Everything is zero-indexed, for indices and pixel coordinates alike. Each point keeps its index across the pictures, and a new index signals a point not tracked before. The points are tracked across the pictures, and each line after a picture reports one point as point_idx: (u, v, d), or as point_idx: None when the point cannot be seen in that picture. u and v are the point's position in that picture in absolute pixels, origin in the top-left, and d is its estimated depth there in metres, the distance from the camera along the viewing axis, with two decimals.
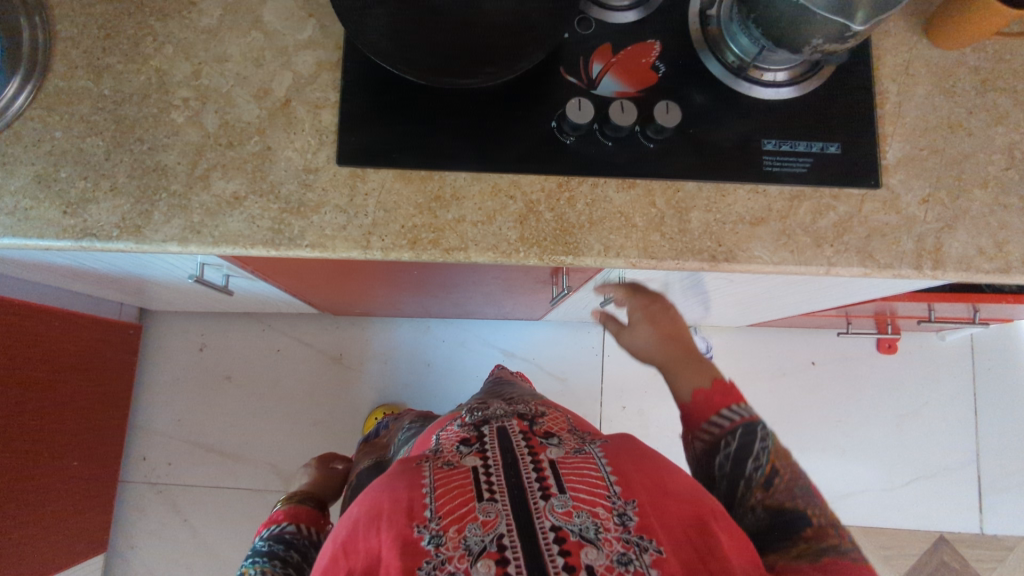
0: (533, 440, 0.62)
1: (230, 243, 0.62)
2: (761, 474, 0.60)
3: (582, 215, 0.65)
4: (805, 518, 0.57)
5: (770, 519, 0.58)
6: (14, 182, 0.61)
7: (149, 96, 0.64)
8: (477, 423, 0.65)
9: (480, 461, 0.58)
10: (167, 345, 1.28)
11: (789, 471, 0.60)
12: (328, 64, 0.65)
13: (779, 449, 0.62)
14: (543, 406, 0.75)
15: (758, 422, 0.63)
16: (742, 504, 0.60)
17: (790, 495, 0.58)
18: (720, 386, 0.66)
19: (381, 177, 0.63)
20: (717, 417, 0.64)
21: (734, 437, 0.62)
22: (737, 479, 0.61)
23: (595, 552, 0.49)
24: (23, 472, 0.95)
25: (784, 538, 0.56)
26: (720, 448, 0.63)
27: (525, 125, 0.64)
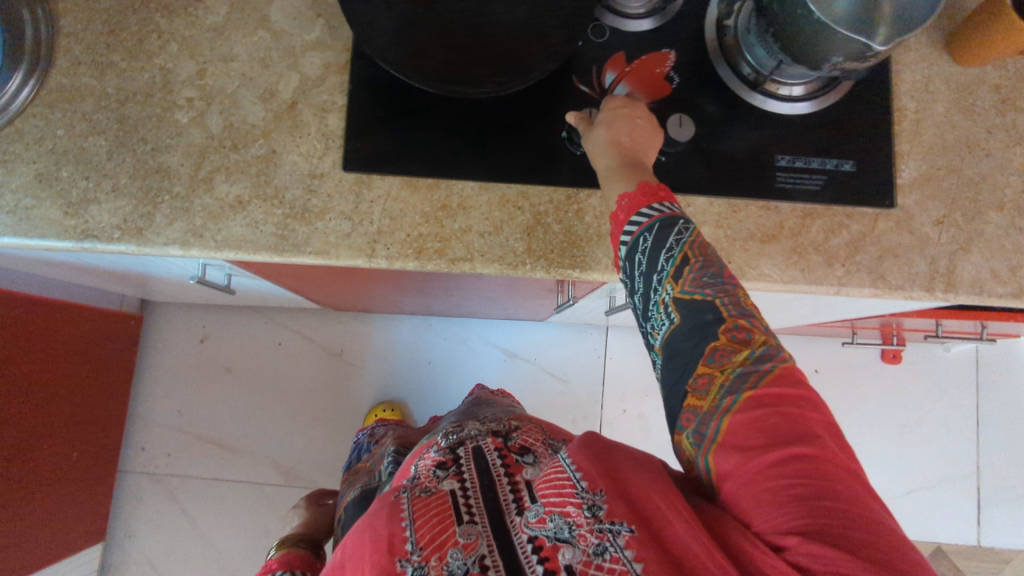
0: (509, 457, 0.63)
1: (233, 248, 0.61)
2: (674, 270, 0.53)
3: (591, 228, 0.64)
4: (719, 323, 0.51)
5: (684, 321, 0.52)
6: (14, 180, 0.60)
7: (153, 95, 0.63)
8: (453, 445, 0.66)
9: (457, 484, 0.58)
10: (167, 336, 1.27)
11: (705, 259, 0.53)
12: (335, 66, 0.64)
13: (699, 241, 0.54)
14: (517, 421, 0.75)
15: (679, 218, 0.55)
16: (655, 300, 0.54)
17: (701, 287, 0.52)
18: (645, 185, 0.56)
19: (387, 184, 0.62)
20: (637, 215, 0.55)
21: (652, 234, 0.54)
22: (650, 279, 0.55)
23: (571, 551, 0.49)
24: (23, 461, 0.95)
25: (697, 353, 0.50)
26: (636, 247, 0.55)
27: (532, 135, 0.63)
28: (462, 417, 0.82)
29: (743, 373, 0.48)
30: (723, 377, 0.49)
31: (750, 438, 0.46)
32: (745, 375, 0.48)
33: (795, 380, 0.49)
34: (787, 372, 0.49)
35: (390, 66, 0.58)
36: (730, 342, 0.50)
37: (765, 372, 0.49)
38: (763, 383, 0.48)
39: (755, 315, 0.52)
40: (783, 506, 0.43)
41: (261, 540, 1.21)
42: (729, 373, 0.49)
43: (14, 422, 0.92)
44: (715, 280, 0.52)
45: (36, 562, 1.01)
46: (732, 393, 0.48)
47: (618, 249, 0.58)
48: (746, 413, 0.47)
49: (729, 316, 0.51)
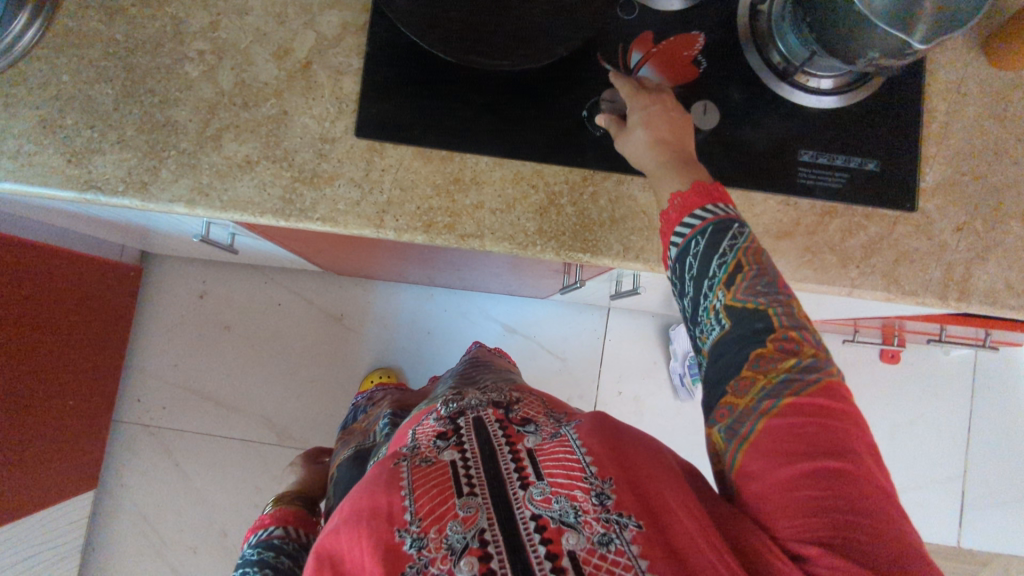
0: (510, 429, 0.62)
1: (239, 209, 0.59)
2: (726, 276, 0.53)
3: (605, 212, 0.62)
4: (768, 329, 0.51)
5: (734, 326, 0.52)
6: (17, 124, 0.59)
7: (162, 45, 0.61)
8: (453, 416, 0.64)
9: (457, 455, 0.58)
10: (166, 289, 1.26)
11: (758, 267, 0.53)
12: (353, 27, 0.62)
13: (754, 246, 0.54)
14: (518, 393, 0.75)
15: (734, 221, 0.54)
16: (705, 305, 0.54)
17: (753, 295, 0.52)
18: (700, 183, 0.55)
19: (400, 153, 0.61)
20: (689, 217, 0.55)
21: (705, 237, 0.54)
22: (701, 284, 0.54)
23: (575, 537, 0.49)
24: (20, 402, 0.95)
25: (742, 358, 0.50)
26: (688, 250, 0.55)
27: (551, 114, 0.62)
28: (460, 385, 0.81)
29: (787, 381, 0.49)
30: (765, 382, 0.49)
31: (786, 445, 0.46)
32: (788, 386, 0.49)
33: (838, 396, 0.49)
34: (831, 387, 0.49)
35: (410, 30, 0.56)
36: (777, 350, 0.50)
37: (808, 383, 0.49)
38: (805, 394, 0.48)
39: (807, 327, 0.52)
40: (807, 516, 0.44)
41: (252, 498, 1.22)
42: (774, 381, 0.49)
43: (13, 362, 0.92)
44: (769, 289, 0.52)
45: (30, 504, 1.02)
46: (771, 398, 0.48)
47: (666, 250, 0.57)
48: (785, 419, 0.47)
49: (781, 326, 0.50)
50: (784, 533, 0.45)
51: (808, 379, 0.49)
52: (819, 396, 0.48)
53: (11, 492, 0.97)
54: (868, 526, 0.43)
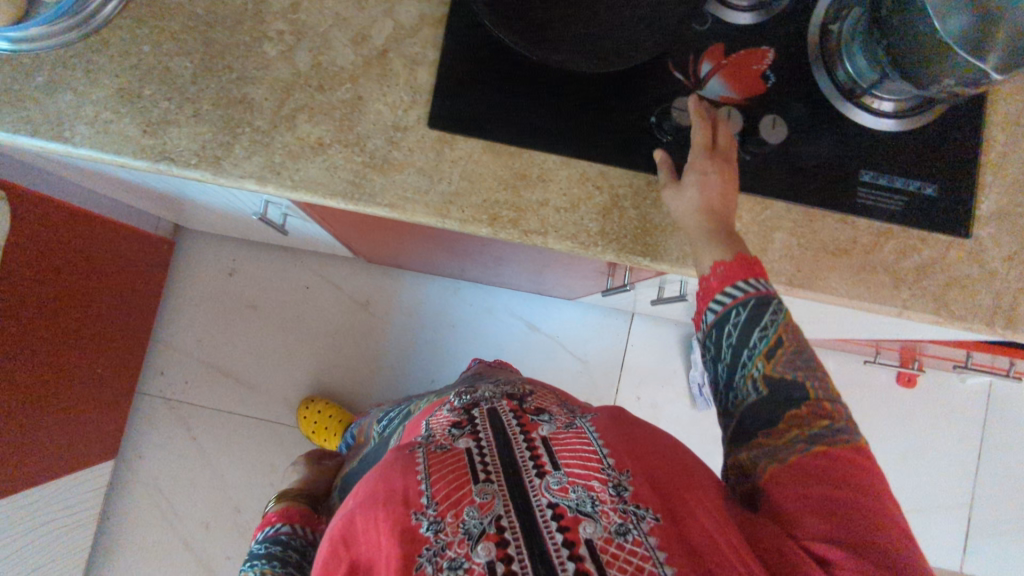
0: (524, 417, 0.62)
1: (309, 189, 0.60)
2: (767, 348, 0.54)
3: (667, 218, 0.63)
4: (803, 396, 0.53)
5: (771, 392, 0.53)
6: (96, 91, 0.59)
7: (243, 23, 0.61)
8: (467, 406, 0.65)
9: (472, 442, 0.58)
10: (195, 265, 1.26)
11: (797, 344, 0.55)
12: (432, 19, 0.63)
13: (791, 323, 0.56)
14: (532, 386, 0.76)
15: (772, 296, 0.56)
16: (743, 374, 0.55)
17: (792, 369, 0.54)
18: (742, 257, 0.56)
19: (470, 147, 0.62)
20: (730, 287, 0.56)
21: (745, 309, 0.56)
22: (740, 352, 0.55)
23: (592, 526, 0.49)
24: (48, 370, 0.96)
25: (778, 418, 0.52)
26: (727, 318, 0.56)
27: (622, 118, 0.63)
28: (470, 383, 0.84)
29: (822, 434, 0.51)
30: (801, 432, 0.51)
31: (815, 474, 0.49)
32: (819, 437, 0.51)
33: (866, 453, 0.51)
34: (863, 448, 0.51)
35: (493, 24, 0.57)
36: (812, 414, 0.52)
37: (842, 441, 0.51)
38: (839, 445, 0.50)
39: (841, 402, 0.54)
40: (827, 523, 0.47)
41: (267, 478, 1.23)
42: (808, 433, 0.51)
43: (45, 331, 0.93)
44: (807, 366, 0.54)
45: (56, 468, 1.03)
46: (806, 442, 0.51)
47: (705, 315, 0.59)
48: (815, 458, 0.49)
49: (817, 397, 0.53)
50: (802, 533, 0.47)
51: (842, 437, 0.51)
52: (852, 451, 0.50)
53: (39, 456, 0.98)
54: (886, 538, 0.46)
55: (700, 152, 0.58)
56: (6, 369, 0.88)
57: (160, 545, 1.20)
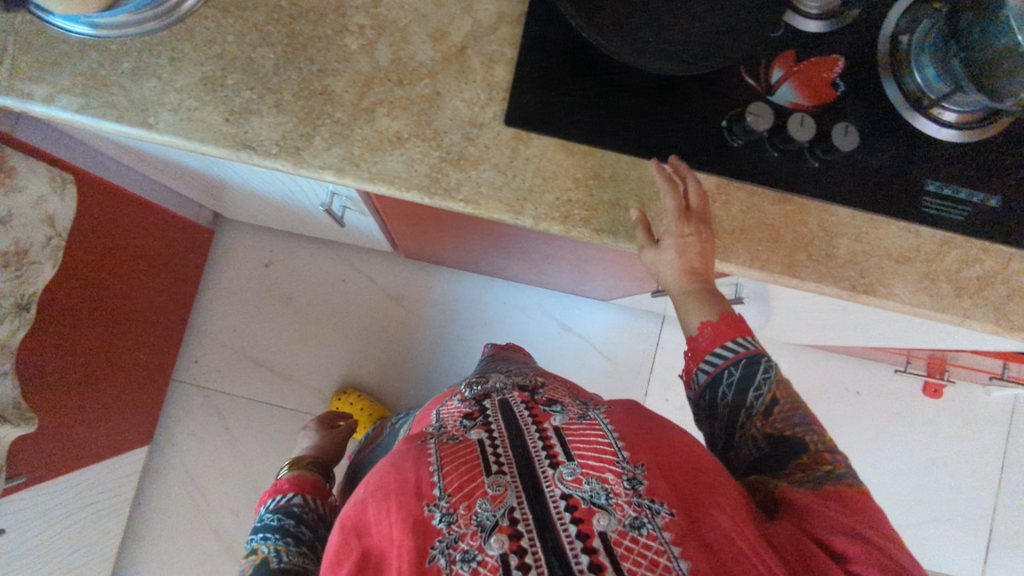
0: (536, 409, 0.65)
1: (387, 182, 0.61)
2: (763, 406, 0.61)
3: (735, 221, 0.64)
4: (804, 446, 0.58)
5: (771, 447, 0.59)
6: (180, 79, 0.60)
7: (325, 16, 0.62)
8: (478, 399, 0.68)
9: (485, 434, 0.60)
10: (232, 255, 1.27)
11: (790, 399, 0.61)
12: (509, 18, 0.63)
13: (780, 379, 0.62)
14: (544, 377, 0.79)
15: (762, 354, 0.62)
16: (743, 432, 0.62)
17: (789, 424, 0.60)
18: (728, 316, 0.63)
19: (544, 145, 0.63)
20: (720, 347, 0.63)
21: (738, 368, 0.62)
22: (738, 410, 0.62)
23: (606, 519, 0.51)
24: (101, 356, 0.96)
25: (782, 468, 0.58)
26: (721, 377, 0.62)
27: (695, 121, 0.63)
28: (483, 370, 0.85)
29: (824, 477, 0.55)
30: (805, 475, 0.56)
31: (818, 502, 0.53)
32: (823, 480, 0.55)
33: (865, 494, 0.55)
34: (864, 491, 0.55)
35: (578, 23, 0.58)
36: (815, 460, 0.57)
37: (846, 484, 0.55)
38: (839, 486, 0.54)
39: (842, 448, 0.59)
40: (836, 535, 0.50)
41: None
42: (813, 476, 0.56)
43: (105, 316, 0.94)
44: (806, 419, 0.60)
45: (100, 453, 1.04)
46: (810, 483, 0.55)
47: (698, 374, 0.65)
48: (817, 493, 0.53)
49: (819, 449, 0.58)
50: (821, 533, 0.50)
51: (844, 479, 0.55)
52: (856, 489, 0.54)
53: (86, 441, 0.99)
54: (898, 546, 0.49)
55: (674, 216, 0.59)
56: (66, 354, 0.88)
57: (189, 532, 1.21)
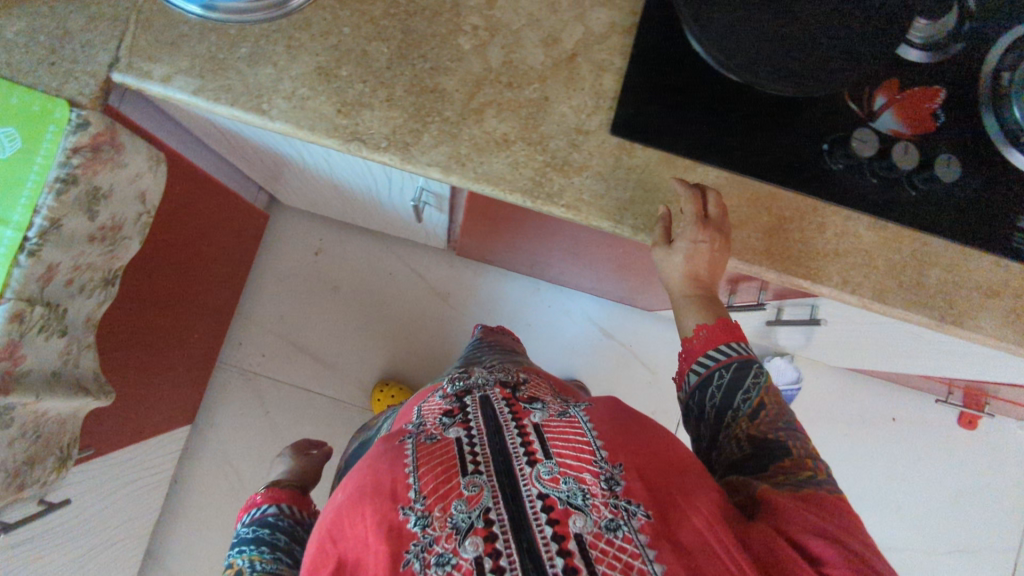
0: (516, 405, 0.66)
1: (492, 183, 0.62)
2: (750, 409, 0.62)
3: (829, 244, 0.64)
4: (785, 450, 0.59)
5: (753, 450, 0.60)
6: (295, 68, 0.61)
7: (440, 14, 0.63)
8: (460, 394, 0.69)
9: (463, 432, 0.62)
10: (282, 240, 1.27)
11: (777, 406, 0.62)
12: (620, 28, 0.64)
13: (770, 385, 0.63)
14: (525, 374, 0.79)
15: (752, 360, 0.64)
16: (727, 432, 0.62)
17: (774, 429, 0.60)
18: (723, 321, 0.64)
19: (647, 156, 0.63)
20: (713, 350, 0.64)
21: (728, 371, 0.63)
22: (725, 411, 0.63)
23: (582, 520, 0.53)
24: (171, 341, 0.96)
25: (761, 470, 0.59)
26: (711, 379, 0.63)
27: (793, 142, 0.63)
28: (466, 365, 0.85)
29: (804, 482, 0.56)
30: (786, 478, 0.57)
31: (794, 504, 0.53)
32: (802, 484, 0.56)
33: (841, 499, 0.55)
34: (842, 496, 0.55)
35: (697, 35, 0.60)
36: (796, 465, 0.58)
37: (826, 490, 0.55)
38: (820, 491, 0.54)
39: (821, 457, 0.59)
40: (812, 535, 0.50)
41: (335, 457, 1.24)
42: (793, 479, 0.56)
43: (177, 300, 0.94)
44: (790, 427, 0.61)
45: (158, 433, 1.03)
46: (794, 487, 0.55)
47: (688, 375, 0.66)
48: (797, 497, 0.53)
49: (799, 455, 0.58)
50: (797, 534, 0.50)
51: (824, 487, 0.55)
52: (832, 495, 0.55)
53: (148, 424, 0.98)
54: (872, 549, 0.50)
55: (691, 221, 0.59)
56: (147, 338, 0.88)
57: (223, 514, 1.21)
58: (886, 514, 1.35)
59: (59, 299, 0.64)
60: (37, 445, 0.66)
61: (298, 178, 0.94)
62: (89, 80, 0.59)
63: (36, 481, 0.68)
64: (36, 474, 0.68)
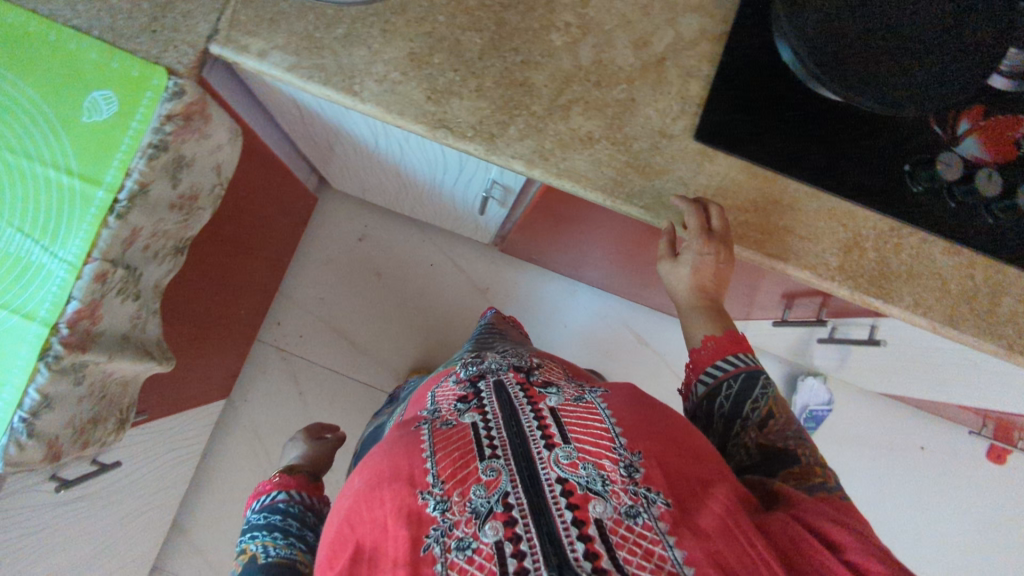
0: (531, 390, 0.61)
1: (574, 180, 0.62)
2: (760, 418, 0.62)
3: (904, 265, 0.65)
4: (794, 457, 0.59)
5: (763, 457, 0.60)
6: (389, 52, 0.61)
7: (534, 9, 0.63)
8: (473, 379, 0.64)
9: (479, 417, 0.57)
10: (327, 223, 1.28)
11: (785, 415, 0.62)
12: (710, 35, 0.64)
13: (778, 396, 0.63)
14: (539, 358, 0.73)
15: (760, 370, 0.64)
16: (736, 441, 0.62)
17: (783, 438, 0.60)
18: (730, 332, 0.66)
19: (728, 164, 0.64)
20: (721, 360, 0.65)
21: (737, 381, 0.63)
22: (734, 420, 0.63)
23: (602, 506, 0.49)
24: (221, 316, 0.97)
25: (771, 476, 0.58)
26: (720, 389, 0.64)
27: (878, 160, 0.64)
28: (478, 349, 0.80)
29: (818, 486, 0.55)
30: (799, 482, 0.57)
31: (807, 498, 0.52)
32: (815, 489, 0.55)
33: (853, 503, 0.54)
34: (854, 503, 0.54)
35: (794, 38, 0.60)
36: (806, 471, 0.57)
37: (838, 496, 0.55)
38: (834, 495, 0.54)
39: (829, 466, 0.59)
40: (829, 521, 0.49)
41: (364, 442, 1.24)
42: (803, 485, 0.56)
43: (233, 275, 0.95)
44: (799, 436, 0.61)
45: (198, 404, 1.04)
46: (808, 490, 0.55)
47: (696, 386, 0.66)
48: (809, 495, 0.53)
49: (808, 461, 0.58)
50: (813, 519, 0.49)
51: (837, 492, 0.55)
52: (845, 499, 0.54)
53: (190, 396, 0.98)
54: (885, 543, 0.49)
55: (696, 234, 0.59)
56: (204, 310, 0.89)
57: (250, 491, 1.21)
58: (909, 542, 1.35)
59: (137, 263, 0.64)
60: (101, 404, 0.67)
61: (353, 163, 0.94)
62: (187, 50, 0.60)
63: (98, 439, 0.69)
64: (98, 434, 0.68)
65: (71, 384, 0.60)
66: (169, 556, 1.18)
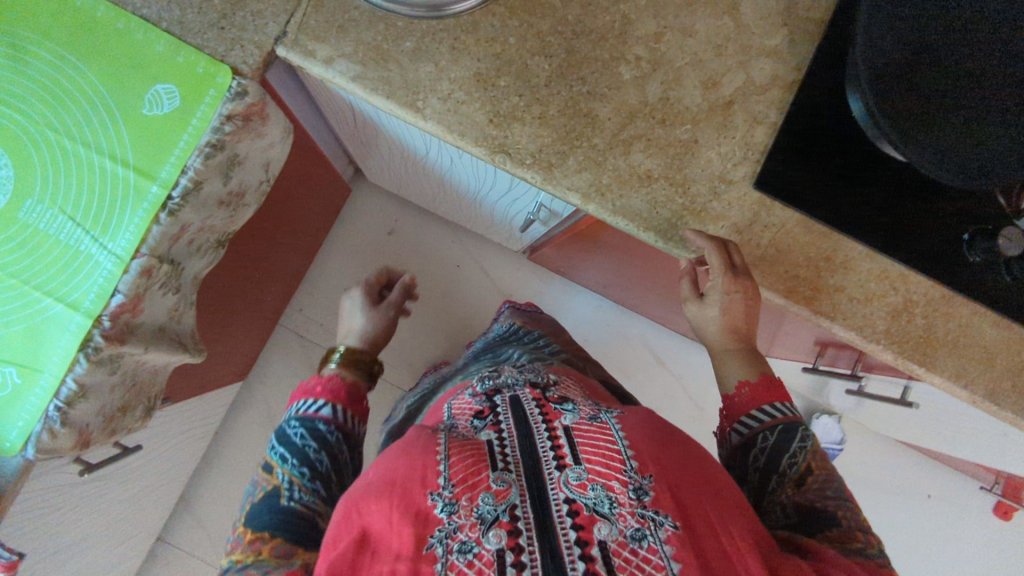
0: (547, 406, 0.57)
1: (628, 219, 0.61)
2: (798, 474, 0.57)
3: (950, 334, 0.63)
4: (834, 518, 0.54)
5: (801, 517, 0.55)
6: (456, 71, 0.60)
7: (606, 39, 0.62)
8: (489, 393, 0.60)
9: (495, 435, 0.53)
10: (358, 215, 1.28)
11: (826, 473, 0.58)
12: (782, 82, 0.63)
13: (818, 451, 0.59)
14: (556, 375, 0.68)
15: (799, 422, 0.60)
16: (771, 497, 0.57)
17: (822, 498, 0.55)
18: (767, 380, 0.63)
19: (785, 216, 0.63)
20: (757, 410, 0.61)
21: (773, 433, 0.60)
22: (769, 476, 0.58)
23: (607, 528, 0.45)
24: (247, 304, 0.96)
25: (810, 535, 0.53)
26: (755, 441, 0.60)
27: (942, 224, 0.62)
28: (495, 364, 0.77)
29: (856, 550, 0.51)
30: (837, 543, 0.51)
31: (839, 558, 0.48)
32: (853, 553, 0.50)
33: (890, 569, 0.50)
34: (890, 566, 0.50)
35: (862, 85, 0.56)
36: (845, 533, 0.52)
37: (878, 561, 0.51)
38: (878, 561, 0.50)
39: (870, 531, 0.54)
40: None
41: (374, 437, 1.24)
42: (844, 548, 0.51)
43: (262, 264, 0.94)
44: (838, 495, 0.56)
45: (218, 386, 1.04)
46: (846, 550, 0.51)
47: (730, 436, 0.63)
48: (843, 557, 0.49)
49: (849, 526, 0.53)
50: None
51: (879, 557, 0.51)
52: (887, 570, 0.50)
53: (210, 380, 0.98)
54: None
55: (719, 273, 0.59)
56: (234, 297, 0.89)
57: None
58: None
59: (180, 257, 0.64)
60: (132, 392, 0.67)
61: (397, 164, 0.93)
62: (254, 50, 0.59)
63: (127, 426, 0.68)
64: (128, 420, 0.68)
65: (107, 372, 0.59)
66: (174, 530, 1.19)
